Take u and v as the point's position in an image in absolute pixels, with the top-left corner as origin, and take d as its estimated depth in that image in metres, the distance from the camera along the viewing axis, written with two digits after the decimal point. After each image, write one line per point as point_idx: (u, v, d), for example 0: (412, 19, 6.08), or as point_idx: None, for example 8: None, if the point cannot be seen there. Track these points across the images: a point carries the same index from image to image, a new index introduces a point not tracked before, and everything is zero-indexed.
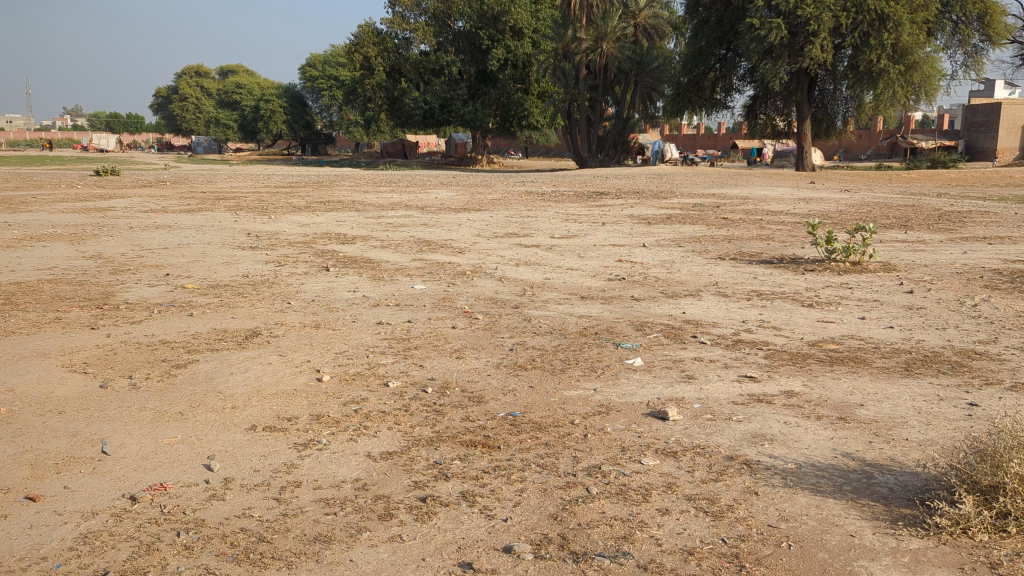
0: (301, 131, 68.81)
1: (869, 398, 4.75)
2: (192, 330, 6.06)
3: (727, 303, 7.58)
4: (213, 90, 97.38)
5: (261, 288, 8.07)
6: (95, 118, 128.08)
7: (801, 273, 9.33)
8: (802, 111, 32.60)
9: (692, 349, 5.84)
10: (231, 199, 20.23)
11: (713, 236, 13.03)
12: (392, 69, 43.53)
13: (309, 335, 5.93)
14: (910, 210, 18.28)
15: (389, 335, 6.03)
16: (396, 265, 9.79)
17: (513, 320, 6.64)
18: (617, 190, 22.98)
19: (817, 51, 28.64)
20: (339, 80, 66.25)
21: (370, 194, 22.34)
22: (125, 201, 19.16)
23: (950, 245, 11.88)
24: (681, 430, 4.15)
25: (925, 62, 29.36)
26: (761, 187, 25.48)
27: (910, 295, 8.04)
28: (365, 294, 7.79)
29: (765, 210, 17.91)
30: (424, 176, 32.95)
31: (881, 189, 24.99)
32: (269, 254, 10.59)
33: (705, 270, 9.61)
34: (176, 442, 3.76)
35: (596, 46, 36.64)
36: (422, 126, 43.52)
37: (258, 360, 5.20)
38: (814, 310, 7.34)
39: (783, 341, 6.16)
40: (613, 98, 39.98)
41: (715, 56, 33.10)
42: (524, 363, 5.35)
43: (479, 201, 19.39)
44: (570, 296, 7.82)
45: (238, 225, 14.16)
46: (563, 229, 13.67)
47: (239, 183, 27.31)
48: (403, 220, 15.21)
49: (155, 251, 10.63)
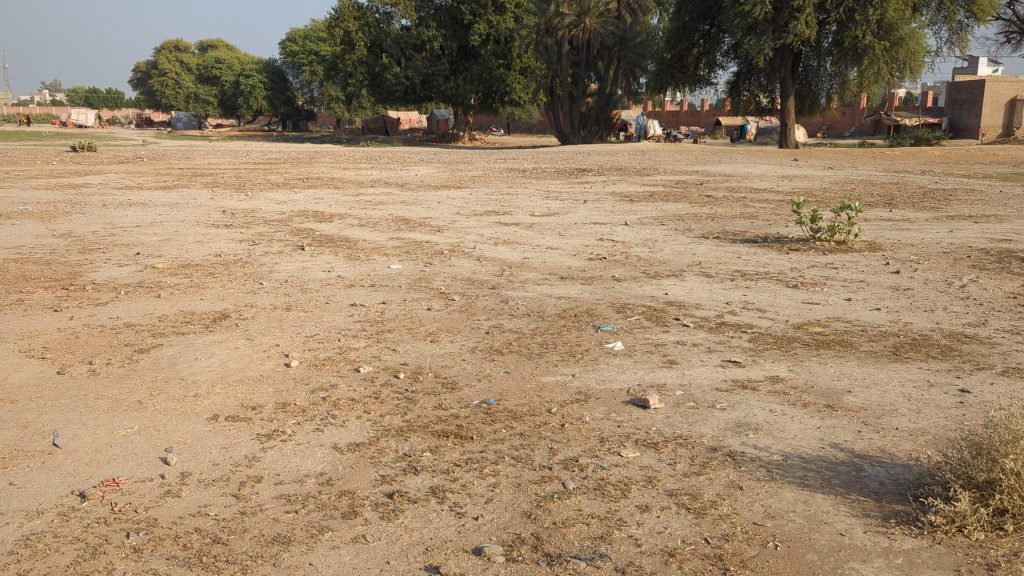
0: (282, 106, 68.01)
1: (857, 384, 4.64)
2: (159, 312, 5.81)
3: (710, 284, 7.45)
4: (192, 64, 96.02)
5: (233, 268, 7.83)
6: (73, 94, 126.26)
7: (785, 252, 9.21)
8: (786, 87, 32.49)
9: (674, 333, 5.69)
10: (207, 176, 19.92)
11: (696, 214, 12.90)
12: (373, 44, 42.97)
13: (279, 318, 5.72)
14: (895, 187, 18.21)
15: (363, 317, 5.84)
16: (373, 243, 9.57)
17: (490, 302, 6.47)
18: (600, 168, 22.81)
19: (802, 27, 28.49)
20: (320, 55, 65.48)
21: (349, 170, 22.02)
22: (100, 177, 18.83)
23: (936, 224, 11.79)
24: (663, 419, 4.01)
25: (910, 38, 29.22)
26: (745, 164, 25.39)
27: (896, 276, 7.93)
28: (339, 274, 7.59)
29: (750, 188, 17.79)
30: (405, 152, 32.62)
31: (865, 167, 24.96)
32: (243, 233, 10.33)
33: (687, 248, 9.47)
34: (132, 432, 3.54)
35: (580, 21, 36.78)
36: (403, 102, 43.01)
37: (225, 345, 4.98)
38: (799, 291, 7.21)
39: (768, 324, 6.02)
40: (596, 74, 39.57)
41: (699, 32, 32.94)
42: (500, 347, 5.19)
43: (460, 178, 19.18)
44: (550, 276, 7.65)
45: (213, 203, 13.87)
46: (544, 207, 13.48)
47: (218, 159, 26.96)
48: (382, 197, 14.97)
49: (127, 229, 10.35)
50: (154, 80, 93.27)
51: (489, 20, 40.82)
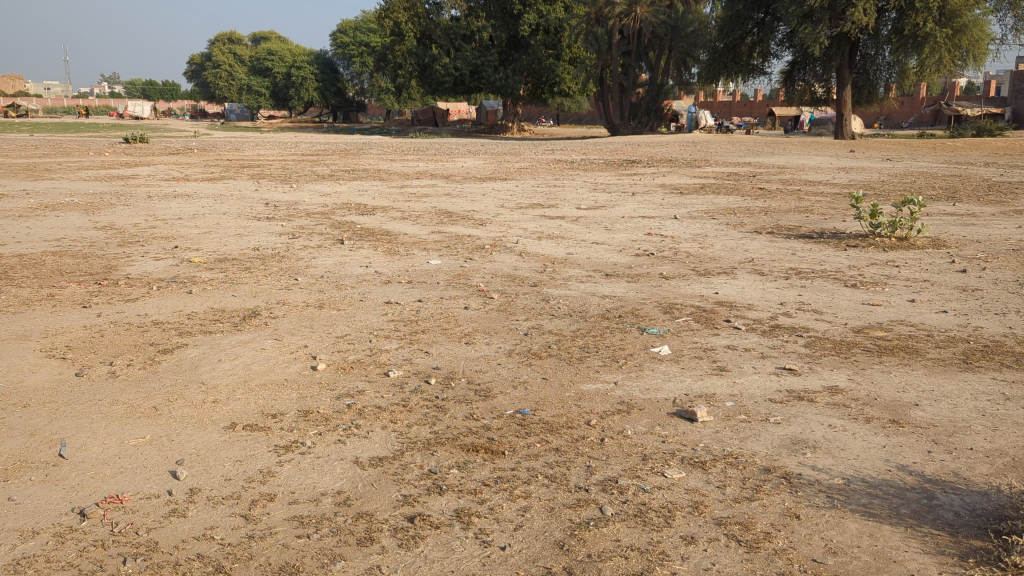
0: (333, 98, 68.53)
1: (926, 396, 4.23)
2: (189, 309, 5.69)
3: (763, 283, 7.06)
4: (245, 56, 97.22)
5: (270, 263, 7.67)
6: (132, 87, 129.46)
7: (843, 249, 8.75)
8: (843, 77, 31.54)
9: (724, 336, 5.35)
10: (255, 167, 19.98)
11: (749, 207, 12.43)
12: (423, 34, 42.91)
13: (311, 316, 5.55)
14: (958, 180, 17.50)
15: (397, 317, 5.60)
16: (414, 238, 9.36)
17: (531, 300, 6.19)
18: (649, 159, 22.35)
19: (860, 14, 27.57)
20: (370, 47, 65.75)
21: (396, 162, 21.92)
22: (150, 169, 19.03)
23: (1003, 219, 11.21)
24: (712, 434, 3.68)
25: (974, 25, 28.12)
26: (800, 156, 24.69)
27: (962, 275, 7.44)
28: (376, 270, 7.39)
29: (804, 181, 17.23)
30: (453, 144, 32.45)
31: (923, 159, 24.14)
32: (284, 226, 10.20)
33: (739, 244, 9.08)
34: (143, 443, 3.38)
35: (631, 11, 35.76)
36: (452, 93, 42.89)
37: (251, 346, 4.79)
38: (858, 291, 6.78)
39: (826, 327, 5.63)
40: (647, 64, 38.94)
41: (753, 20, 32.12)
42: (539, 350, 4.90)
43: (506, 170, 18.94)
44: (594, 274, 7.33)
45: (258, 195, 13.82)
46: (591, 199, 13.17)
47: (267, 151, 27.09)
48: (427, 190, 14.80)
49: (169, 222, 10.30)
50: (208, 73, 94.66)
51: (539, 10, 40.12)
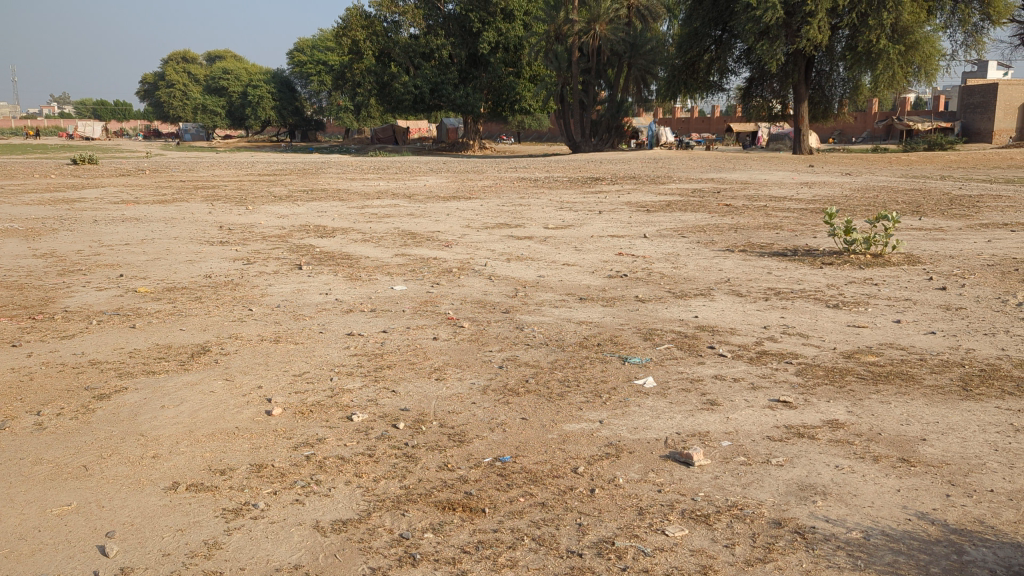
0: (291, 117, 67.80)
1: (931, 429, 3.94)
2: (132, 346, 5.24)
3: (743, 305, 6.78)
4: (199, 75, 95.80)
5: (222, 291, 7.22)
6: (84, 107, 126.92)
7: (819, 267, 8.54)
8: (799, 93, 31.80)
9: (711, 365, 5.03)
10: (209, 188, 19.38)
11: (718, 225, 12.22)
12: (381, 53, 42.52)
13: (266, 352, 5.12)
14: (919, 194, 17.54)
15: (361, 351, 5.20)
16: (376, 261, 8.95)
17: (503, 329, 5.83)
18: (613, 176, 22.15)
19: (815, 31, 27.80)
20: (328, 65, 65.23)
21: (356, 181, 21.44)
22: (97, 191, 18.33)
23: (972, 233, 11.12)
24: (711, 481, 3.35)
25: (925, 41, 28.52)
26: (761, 172, 24.71)
27: (943, 293, 7.23)
28: (337, 297, 6.99)
29: (769, 196, 17.14)
30: (413, 163, 31.97)
31: (882, 173, 24.28)
32: (239, 250, 9.72)
33: (713, 263, 8.83)
34: (68, 511, 2.97)
35: (590, 28, 36.11)
36: (412, 111, 42.49)
37: (199, 388, 4.36)
38: (842, 312, 6.53)
39: (815, 352, 5.35)
40: (606, 82, 38.94)
41: (710, 38, 32.27)
42: (515, 386, 4.53)
43: (469, 188, 18.58)
44: (567, 298, 7.00)
45: (211, 218, 13.28)
46: (558, 218, 12.89)
47: (222, 172, 26.34)
48: (388, 210, 14.38)
49: (115, 248, 9.76)
50: (161, 92, 93.01)
51: (498, 28, 40.11)
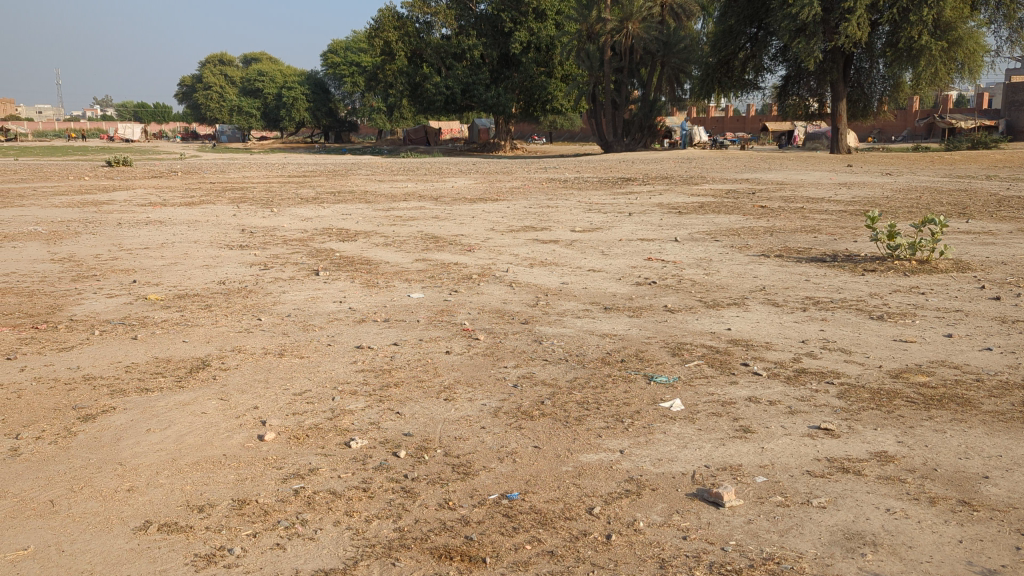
0: (324, 118, 68.16)
1: (994, 465, 3.52)
2: (128, 360, 4.97)
3: (779, 316, 6.36)
4: (234, 77, 96.76)
5: (234, 299, 6.96)
6: (123, 109, 128.96)
7: (861, 274, 8.07)
8: (838, 91, 31.01)
9: (745, 385, 4.63)
10: (237, 190, 19.32)
11: (752, 227, 11.77)
12: (414, 54, 42.37)
13: (267, 367, 4.82)
14: (964, 194, 16.91)
15: (368, 367, 4.87)
16: (395, 267, 8.64)
17: (520, 342, 5.48)
18: (644, 177, 21.70)
19: (854, 27, 27.07)
20: (361, 66, 65.48)
21: (383, 182, 21.22)
22: (126, 194, 18.28)
23: (1022, 237, 10.56)
24: (744, 526, 2.97)
25: (969, 37, 27.66)
26: (798, 171, 24.07)
27: (997, 303, 6.75)
28: (351, 306, 6.69)
29: (806, 197, 16.63)
30: (443, 164, 31.73)
31: (923, 172, 23.58)
32: (258, 255, 9.49)
33: (747, 269, 8.39)
34: (24, 557, 2.68)
35: (622, 27, 35.52)
36: (444, 112, 42.34)
37: (190, 408, 4.06)
38: (886, 325, 6.08)
39: (859, 371, 4.92)
40: (639, 81, 38.39)
41: (745, 36, 31.66)
42: (530, 408, 4.18)
43: (497, 190, 18.28)
44: (592, 307, 6.63)
45: (234, 220, 13.09)
46: (586, 220, 12.53)
47: (253, 173, 26.35)
48: (414, 212, 14.12)
49: (133, 253, 9.58)
50: (197, 93, 93.97)
51: (530, 28, 39.83)
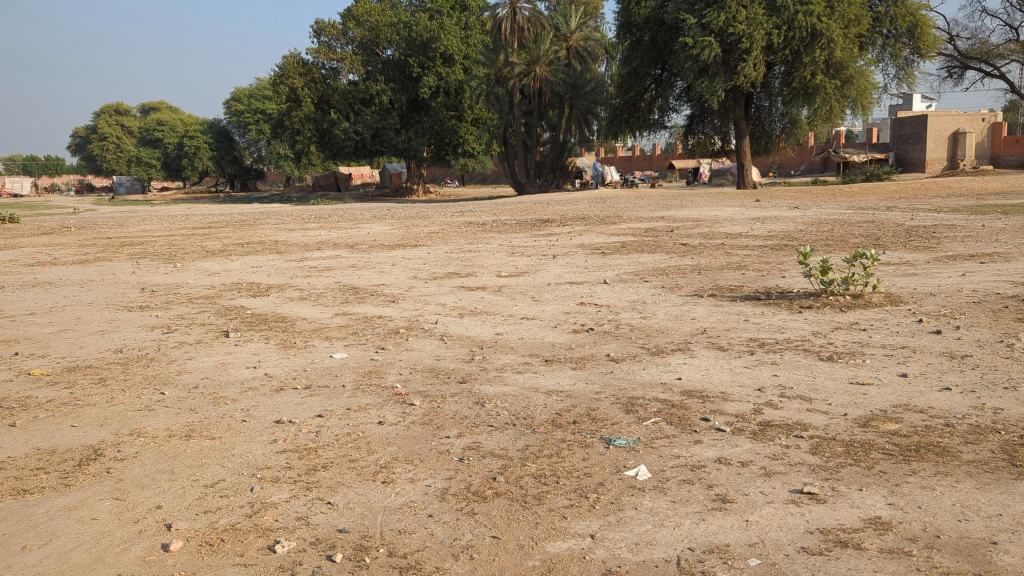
0: (229, 166, 66.51)
1: (998, 527, 3.20)
2: (4, 454, 4.24)
3: (728, 362, 6.04)
4: (133, 127, 93.77)
5: (134, 369, 6.24)
6: (12, 163, 123.51)
7: (798, 312, 7.89)
8: (740, 128, 31.75)
9: (711, 445, 4.23)
10: (137, 245, 18.23)
11: (679, 266, 11.62)
12: (320, 100, 41.72)
13: (173, 454, 4.17)
14: (873, 226, 17.30)
15: (291, 446, 4.28)
16: (314, 323, 8.05)
17: (460, 406, 4.96)
18: (561, 217, 21.55)
19: (750, 68, 27.90)
20: (266, 114, 64.34)
21: (294, 231, 20.43)
22: (11, 253, 16.98)
23: (941, 266, 10.68)
24: None
25: (860, 75, 28.84)
26: (709, 208, 24.42)
27: (940, 337, 6.60)
28: (267, 371, 6.07)
29: (723, 233, 16.73)
30: (355, 209, 31.08)
31: (828, 205, 24.26)
32: (160, 316, 8.75)
33: (684, 311, 8.12)
34: None
35: (530, 70, 35.85)
36: (354, 158, 41.79)
37: (77, 515, 3.40)
38: (838, 366, 5.82)
39: (826, 422, 4.60)
40: (549, 123, 38.71)
41: (651, 77, 32.24)
42: (481, 489, 3.68)
43: (414, 235, 17.80)
44: (530, 360, 6.18)
45: (133, 278, 12.20)
46: (511, 264, 12.15)
47: (154, 226, 25.09)
48: (329, 262, 13.48)
49: (16, 320, 8.67)
50: (93, 145, 90.57)
51: (438, 72, 39.74)
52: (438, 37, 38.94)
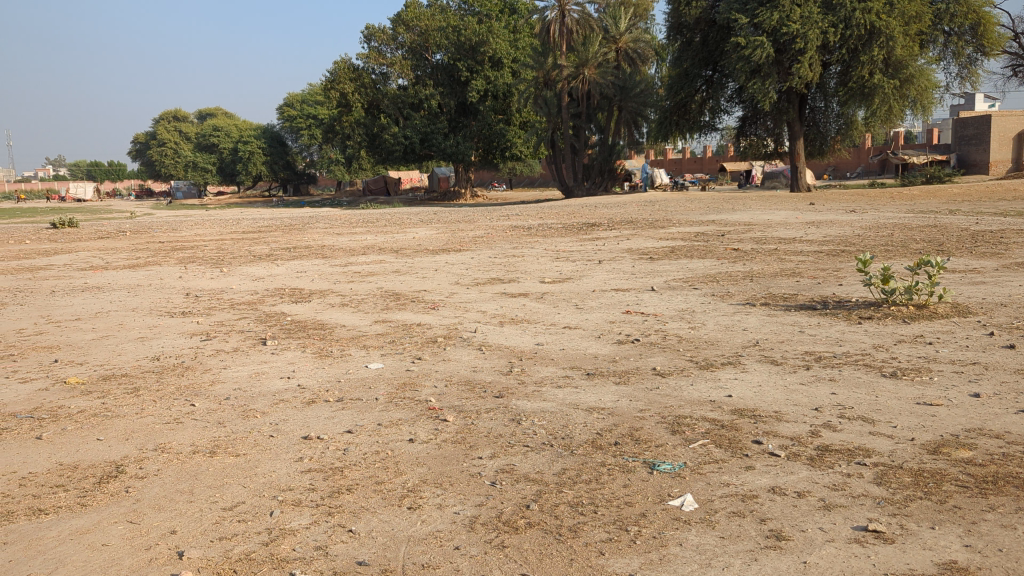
0: (281, 171, 67.40)
1: None
2: (25, 469, 4.11)
3: (782, 377, 5.68)
4: (191, 133, 95.86)
5: (168, 379, 6.13)
6: (76, 168, 127.24)
7: (857, 322, 7.48)
8: (794, 130, 30.92)
9: (765, 472, 3.91)
10: (187, 249, 18.39)
11: (730, 272, 11.23)
12: (370, 105, 42.02)
13: (194, 473, 3.99)
14: (935, 230, 16.61)
15: (317, 466, 4.07)
16: (352, 330, 7.88)
17: (496, 423, 4.71)
18: (610, 221, 21.21)
19: (806, 69, 27.08)
20: (318, 119, 65.10)
21: (342, 236, 20.46)
22: (66, 257, 17.25)
23: (1011, 274, 10.10)
24: None
25: (920, 74, 27.90)
26: (762, 211, 23.80)
27: (1014, 352, 6.15)
28: (300, 382, 5.89)
29: (777, 237, 16.21)
30: (403, 213, 31.09)
31: (886, 208, 23.48)
32: (201, 322, 8.70)
33: (734, 321, 7.76)
34: None
35: (579, 72, 35.51)
36: (403, 162, 41.97)
37: (87, 540, 3.24)
38: (903, 384, 5.43)
39: (891, 447, 4.23)
40: (597, 126, 38.06)
41: (701, 78, 31.65)
42: (514, 517, 3.43)
43: (460, 240, 17.63)
44: (572, 373, 5.91)
45: (180, 283, 12.23)
46: (556, 270, 11.89)
47: (206, 230, 25.40)
48: (373, 267, 13.37)
49: (61, 325, 8.71)
50: (152, 150, 92.68)
51: (487, 76, 39.59)
52: (486, 41, 38.80)
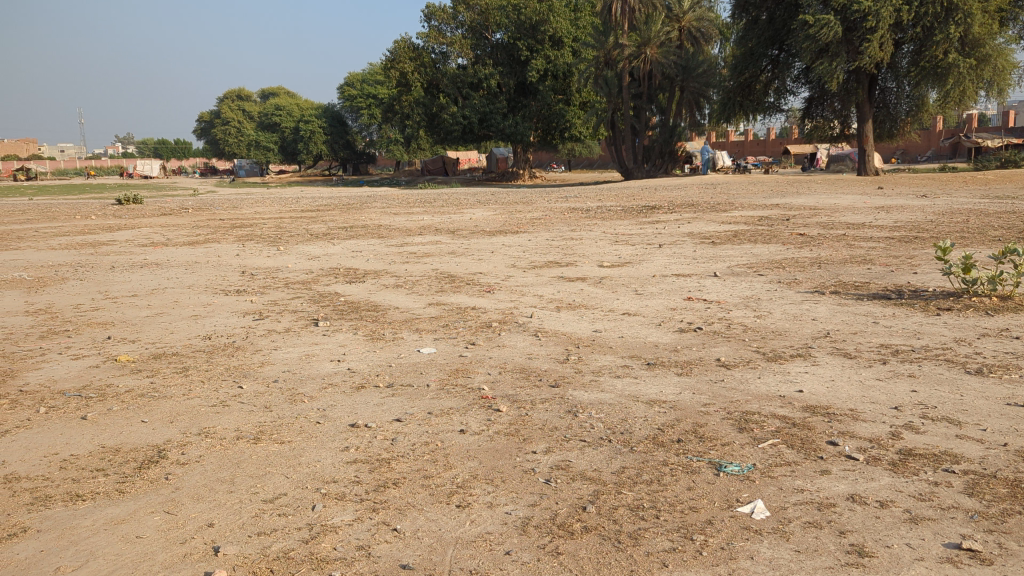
0: (341, 151, 67.87)
1: None
2: (67, 451, 4.03)
3: (858, 372, 5.32)
4: (254, 113, 97.22)
5: (217, 359, 6.04)
6: (144, 146, 130.36)
7: (936, 314, 7.02)
8: (862, 112, 29.79)
9: (843, 478, 3.60)
10: (246, 227, 18.49)
11: (797, 259, 10.76)
12: (430, 85, 41.89)
13: (237, 461, 3.84)
14: (1013, 216, 15.79)
15: (362, 456, 3.89)
16: (405, 313, 7.72)
17: (551, 415, 4.47)
18: (670, 204, 20.73)
19: (876, 48, 26.01)
20: (378, 98, 65.27)
21: (398, 216, 20.32)
22: (129, 233, 17.50)
23: None
24: None
25: (998, 54, 26.65)
26: (828, 195, 22.97)
27: None
28: (350, 366, 5.74)
29: (845, 223, 15.58)
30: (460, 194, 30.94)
31: (959, 194, 22.49)
32: (254, 301, 8.64)
33: (803, 310, 7.38)
34: None
35: (640, 52, 34.74)
36: (461, 143, 41.81)
37: (122, 531, 3.11)
38: (992, 382, 5.02)
39: (982, 453, 3.87)
40: (658, 107, 37.31)
41: (767, 58, 30.70)
42: (568, 520, 3.19)
43: (516, 221, 17.37)
44: (631, 363, 5.63)
45: (237, 261, 12.24)
46: (614, 254, 11.56)
47: (265, 209, 25.57)
48: (428, 248, 13.20)
49: (117, 301, 8.74)
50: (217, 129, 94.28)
51: (546, 55, 39.00)
52: (547, 19, 38.24)
